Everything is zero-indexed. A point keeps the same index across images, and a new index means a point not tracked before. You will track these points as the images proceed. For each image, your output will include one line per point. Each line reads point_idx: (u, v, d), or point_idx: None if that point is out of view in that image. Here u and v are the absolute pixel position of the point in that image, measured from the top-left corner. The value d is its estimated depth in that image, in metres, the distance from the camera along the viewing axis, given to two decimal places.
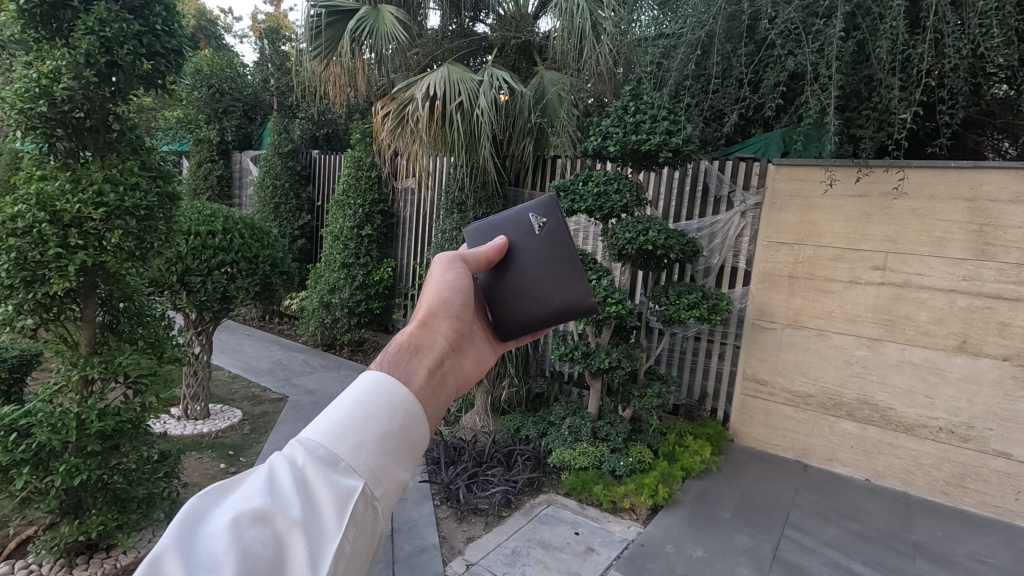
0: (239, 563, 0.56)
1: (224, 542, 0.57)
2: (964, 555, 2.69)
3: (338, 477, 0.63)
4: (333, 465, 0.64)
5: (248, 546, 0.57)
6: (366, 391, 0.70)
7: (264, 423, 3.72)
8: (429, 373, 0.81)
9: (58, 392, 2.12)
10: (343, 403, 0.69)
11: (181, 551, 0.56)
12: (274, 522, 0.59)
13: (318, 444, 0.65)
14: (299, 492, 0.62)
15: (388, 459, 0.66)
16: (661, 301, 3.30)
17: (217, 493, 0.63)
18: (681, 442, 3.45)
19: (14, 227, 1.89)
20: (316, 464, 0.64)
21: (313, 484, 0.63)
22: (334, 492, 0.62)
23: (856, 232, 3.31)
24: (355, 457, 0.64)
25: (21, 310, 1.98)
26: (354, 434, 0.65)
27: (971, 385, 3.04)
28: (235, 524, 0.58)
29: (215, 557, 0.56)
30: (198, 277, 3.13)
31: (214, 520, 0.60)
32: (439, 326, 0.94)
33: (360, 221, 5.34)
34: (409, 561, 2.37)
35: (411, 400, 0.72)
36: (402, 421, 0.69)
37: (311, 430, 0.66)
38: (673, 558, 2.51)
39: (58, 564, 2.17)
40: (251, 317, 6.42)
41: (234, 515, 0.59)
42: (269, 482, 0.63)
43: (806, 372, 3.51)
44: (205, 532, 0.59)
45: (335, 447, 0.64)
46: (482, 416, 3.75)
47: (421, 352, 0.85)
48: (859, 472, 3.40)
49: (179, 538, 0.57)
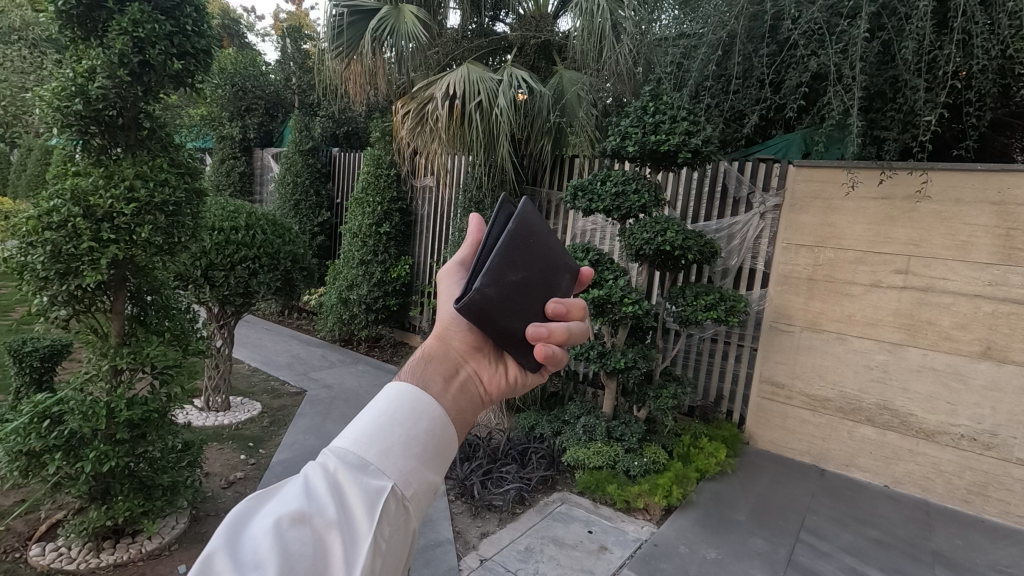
0: (281, 562, 0.58)
1: (268, 542, 0.59)
2: (985, 564, 2.65)
3: (368, 480, 0.65)
4: (362, 468, 0.66)
5: (290, 545, 0.59)
6: (390, 401, 0.73)
7: (283, 416, 3.78)
8: (445, 380, 0.82)
9: (90, 381, 2.20)
10: (369, 413, 0.71)
11: (226, 552, 0.59)
12: (312, 522, 0.61)
13: (347, 450, 0.67)
14: (333, 495, 0.64)
15: (416, 462, 0.68)
16: (678, 302, 3.29)
17: (257, 501, 0.66)
18: (697, 443, 3.45)
19: (50, 221, 1.96)
20: (347, 468, 0.66)
21: (345, 486, 0.65)
22: (367, 493, 0.64)
23: (878, 235, 3.27)
24: (382, 461, 0.67)
25: (55, 301, 2.06)
26: (383, 441, 0.68)
27: (996, 392, 2.99)
28: (276, 526, 0.61)
29: (259, 557, 0.59)
30: (221, 272, 3.21)
31: (255, 525, 0.62)
32: (455, 336, 0.91)
33: (378, 219, 5.39)
34: (424, 555, 2.40)
35: (433, 406, 0.74)
36: (427, 427, 0.71)
37: (341, 439, 0.69)
38: (686, 559, 2.51)
39: (85, 548, 2.24)
40: (270, 312, 6.53)
41: (272, 519, 0.61)
42: (304, 487, 0.65)
43: (824, 376, 3.48)
44: (247, 535, 0.61)
45: (365, 452, 0.67)
46: (497, 414, 3.78)
47: (436, 363, 0.85)
48: (878, 478, 3.36)
49: (224, 542, 0.60)
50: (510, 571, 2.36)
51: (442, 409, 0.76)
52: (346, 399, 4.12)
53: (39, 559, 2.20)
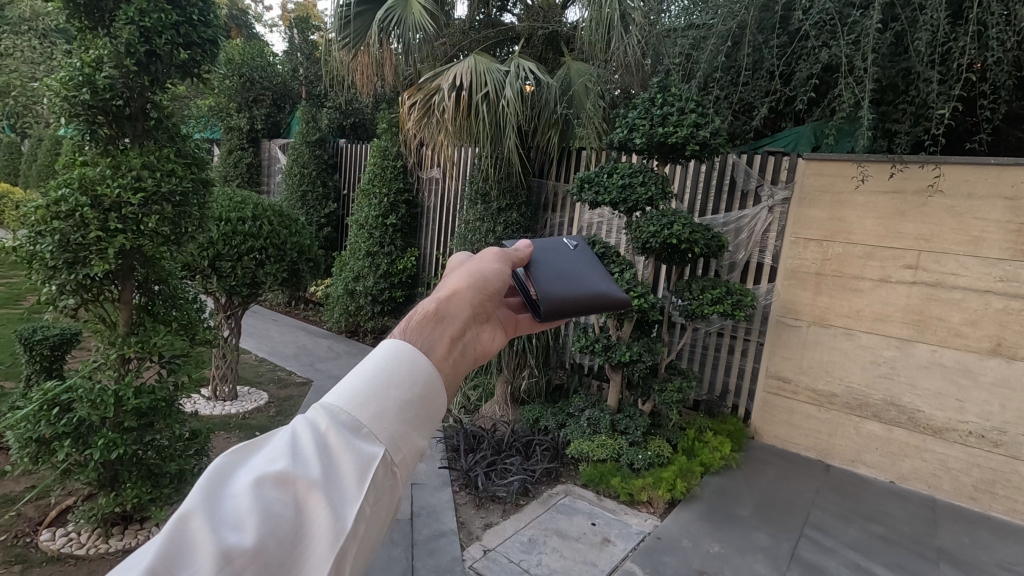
0: (260, 522, 0.56)
1: (248, 502, 0.57)
2: (991, 561, 2.63)
3: (359, 443, 0.62)
4: (354, 430, 0.63)
5: (270, 507, 0.57)
6: (387, 360, 0.69)
7: (289, 405, 3.81)
8: (451, 341, 0.79)
9: (98, 370, 2.21)
10: (365, 371, 0.68)
11: (206, 510, 0.57)
12: (295, 484, 0.59)
13: (339, 410, 0.64)
14: (319, 456, 0.61)
15: (408, 427, 0.65)
16: (685, 296, 3.28)
17: (241, 453, 0.64)
18: (702, 438, 3.45)
19: (59, 210, 1.98)
20: (338, 430, 0.63)
21: (334, 448, 0.62)
22: (355, 458, 0.61)
23: (887, 229, 3.24)
24: (376, 424, 0.63)
25: (64, 290, 2.08)
26: (376, 403, 0.64)
27: (1005, 389, 2.96)
28: (258, 484, 0.59)
29: (238, 516, 0.57)
30: (228, 262, 3.22)
31: (238, 480, 0.60)
32: (461, 301, 0.87)
33: (385, 210, 5.39)
34: (428, 546, 2.41)
35: (431, 368, 0.71)
36: (421, 391, 0.68)
37: (334, 396, 0.65)
38: (689, 552, 2.52)
39: (95, 533, 2.27)
40: (278, 303, 6.56)
41: (255, 476, 0.59)
42: (291, 445, 0.62)
43: (830, 371, 3.47)
44: (229, 489, 0.60)
45: (358, 414, 0.63)
46: (502, 405, 3.79)
47: (444, 322, 0.81)
48: (883, 474, 3.34)
49: (207, 498, 0.58)
50: (513, 562, 2.37)
51: (440, 374, 0.73)
52: None
53: (50, 544, 2.23)
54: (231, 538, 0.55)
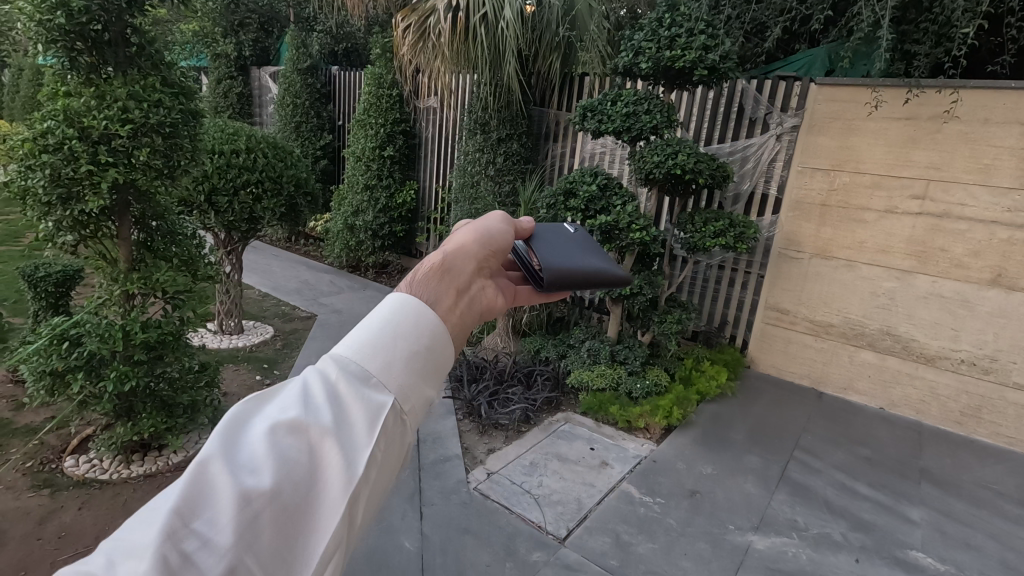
0: (274, 470, 0.54)
1: (262, 448, 0.55)
2: (971, 481, 2.76)
3: (369, 392, 0.58)
4: (363, 379, 0.59)
5: (283, 454, 0.55)
6: (397, 306, 0.64)
7: (295, 339, 3.88)
8: (455, 294, 0.73)
9: (104, 305, 2.24)
10: (375, 319, 0.63)
11: (221, 457, 0.55)
12: (307, 431, 0.56)
13: (349, 359, 0.59)
14: (331, 404, 0.58)
15: (417, 376, 0.60)
16: (687, 229, 3.25)
17: (259, 400, 0.61)
18: (698, 367, 3.56)
19: (46, 143, 1.94)
20: (347, 379, 0.59)
21: (344, 398, 0.58)
22: (364, 405, 0.57)
23: (897, 158, 3.15)
24: (385, 373, 0.59)
25: (61, 226, 2.06)
26: (384, 353, 0.60)
27: (1001, 319, 2.99)
28: (273, 431, 0.56)
29: (251, 465, 0.55)
30: (225, 197, 3.18)
31: (253, 426, 0.57)
32: (468, 253, 0.82)
33: (382, 142, 5.25)
34: (434, 470, 2.53)
35: (438, 320, 0.65)
36: (431, 340, 0.62)
37: (344, 345, 0.61)
38: (683, 474, 2.64)
39: (116, 460, 2.37)
40: (278, 238, 6.53)
41: (268, 423, 0.56)
42: (303, 392, 0.59)
43: (829, 303, 3.49)
44: (244, 436, 0.57)
45: (367, 362, 0.59)
46: (504, 339, 3.77)
47: (447, 274, 0.75)
48: (873, 401, 3.44)
49: (224, 441, 0.56)
50: (515, 483, 2.49)
51: (446, 327, 0.67)
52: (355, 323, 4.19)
53: (74, 470, 2.33)
54: (246, 484, 0.53)
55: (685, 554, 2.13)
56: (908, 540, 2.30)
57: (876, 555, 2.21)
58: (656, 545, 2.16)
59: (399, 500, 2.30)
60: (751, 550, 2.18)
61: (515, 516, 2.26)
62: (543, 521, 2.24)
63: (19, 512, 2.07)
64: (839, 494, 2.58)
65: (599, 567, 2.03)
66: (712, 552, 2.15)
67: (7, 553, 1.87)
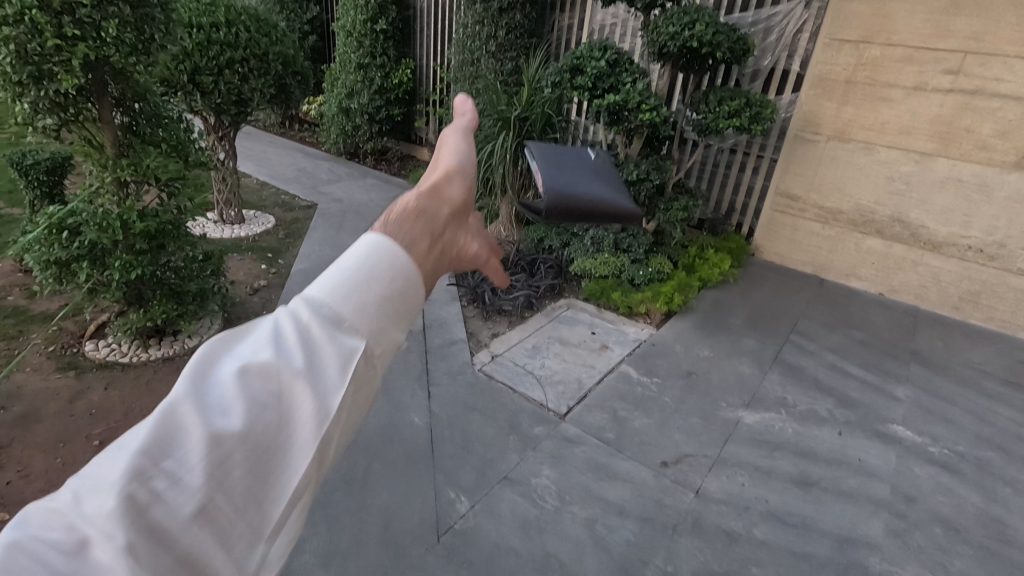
0: (236, 416, 0.44)
1: (221, 391, 0.45)
2: (959, 363, 2.85)
3: (342, 336, 0.48)
4: (337, 321, 0.49)
5: (246, 400, 0.44)
6: (376, 242, 0.53)
7: (297, 228, 3.85)
8: (427, 245, 0.56)
9: (98, 194, 2.18)
10: (349, 255, 0.52)
11: (177, 404, 0.44)
12: (276, 374, 0.45)
13: (324, 296, 0.49)
14: (305, 348, 0.48)
15: (390, 316, 0.50)
16: (700, 109, 3.07)
17: (226, 339, 0.50)
18: (702, 255, 3.55)
19: (4, 14, 1.74)
20: (321, 319, 0.49)
21: (316, 340, 0.48)
22: (337, 351, 0.48)
23: (935, 27, 2.90)
24: (358, 316, 0.49)
25: (38, 108, 1.95)
26: (358, 293, 0.49)
27: (1017, 204, 2.91)
28: (239, 371, 0.45)
29: (210, 407, 0.44)
30: (209, 77, 2.99)
31: (220, 365, 0.47)
32: (452, 189, 0.63)
33: (373, 13, 4.84)
34: (441, 353, 2.63)
35: (414, 268, 0.53)
36: (407, 283, 0.51)
37: (320, 282, 0.51)
38: (681, 356, 2.74)
39: (135, 344, 2.46)
40: (272, 124, 6.27)
41: (235, 364, 0.46)
42: (274, 332, 0.49)
43: (841, 189, 3.39)
44: (205, 374, 0.46)
45: (343, 303, 0.49)
46: (507, 227, 3.80)
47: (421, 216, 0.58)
48: (874, 287, 3.46)
49: (186, 380, 0.46)
50: (518, 365, 2.59)
51: (421, 272, 0.53)
52: (356, 212, 4.14)
53: (95, 354, 2.42)
54: (204, 430, 0.43)
55: (678, 428, 2.27)
56: (890, 416, 2.42)
57: (858, 428, 2.34)
58: (651, 420, 2.29)
59: (408, 379, 2.41)
60: (741, 424, 2.32)
61: (518, 395, 2.38)
62: (544, 399, 2.36)
63: (49, 392, 2.19)
64: (830, 374, 2.68)
65: (596, 439, 2.17)
66: (704, 426, 2.29)
67: (45, 427, 2.02)
